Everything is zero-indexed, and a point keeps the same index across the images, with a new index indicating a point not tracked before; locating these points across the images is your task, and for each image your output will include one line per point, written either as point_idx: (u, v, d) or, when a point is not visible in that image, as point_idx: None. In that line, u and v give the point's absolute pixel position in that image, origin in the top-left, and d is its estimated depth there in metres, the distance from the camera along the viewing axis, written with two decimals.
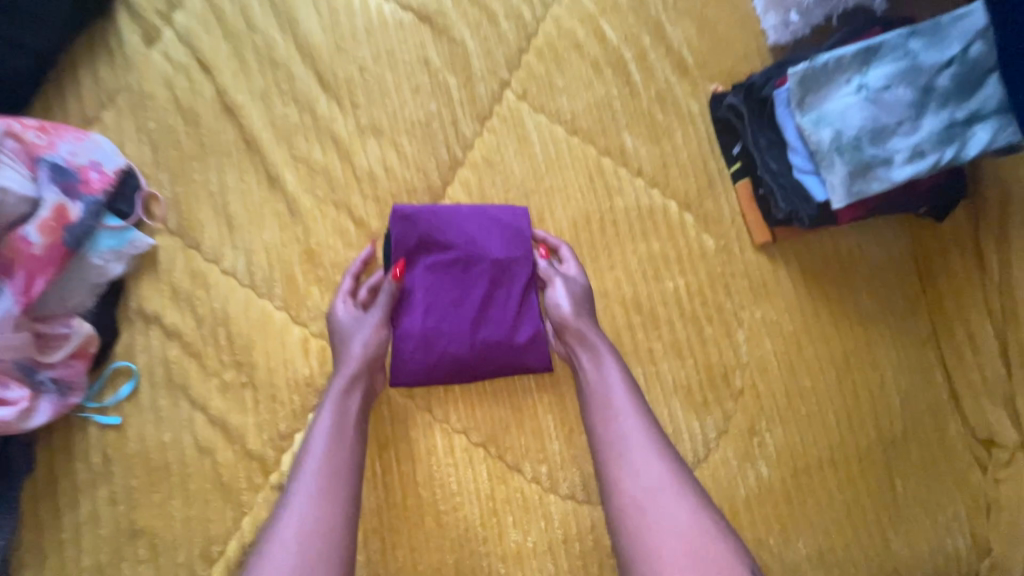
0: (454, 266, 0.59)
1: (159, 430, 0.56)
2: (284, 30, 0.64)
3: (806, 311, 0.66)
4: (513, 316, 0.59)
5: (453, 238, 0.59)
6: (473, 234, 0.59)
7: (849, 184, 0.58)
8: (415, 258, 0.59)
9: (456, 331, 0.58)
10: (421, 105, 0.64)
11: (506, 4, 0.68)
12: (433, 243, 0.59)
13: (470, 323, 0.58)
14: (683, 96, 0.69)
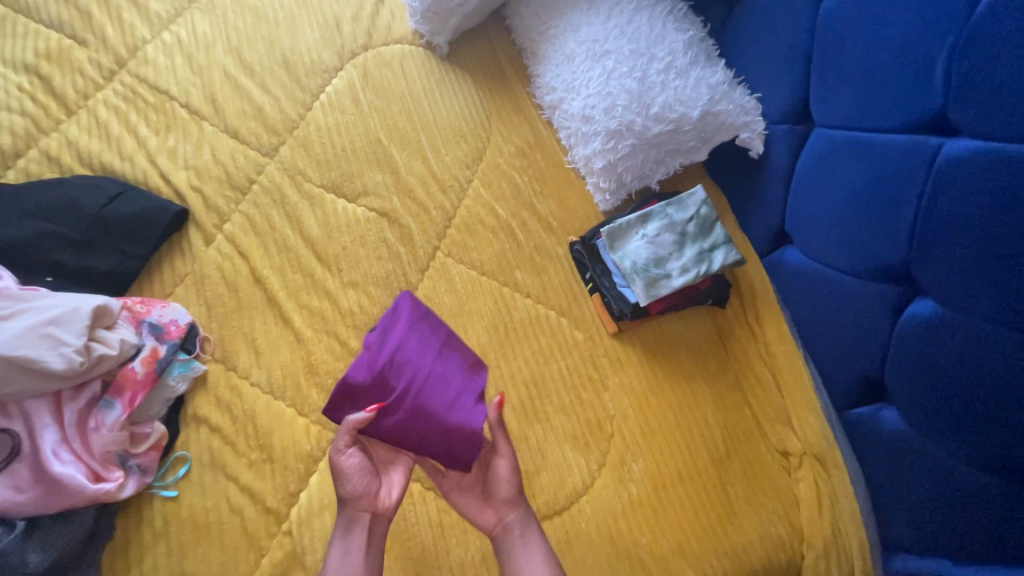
0: (417, 344, 0.80)
1: (204, 498, 0.81)
2: (294, 228, 1.02)
3: (648, 374, 0.99)
4: (448, 395, 0.79)
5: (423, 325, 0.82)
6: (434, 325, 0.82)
7: (647, 291, 0.95)
8: (392, 334, 0.80)
9: (400, 394, 0.77)
10: (383, 266, 1.01)
11: (435, 200, 1.09)
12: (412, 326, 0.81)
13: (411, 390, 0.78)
14: (552, 245, 1.08)
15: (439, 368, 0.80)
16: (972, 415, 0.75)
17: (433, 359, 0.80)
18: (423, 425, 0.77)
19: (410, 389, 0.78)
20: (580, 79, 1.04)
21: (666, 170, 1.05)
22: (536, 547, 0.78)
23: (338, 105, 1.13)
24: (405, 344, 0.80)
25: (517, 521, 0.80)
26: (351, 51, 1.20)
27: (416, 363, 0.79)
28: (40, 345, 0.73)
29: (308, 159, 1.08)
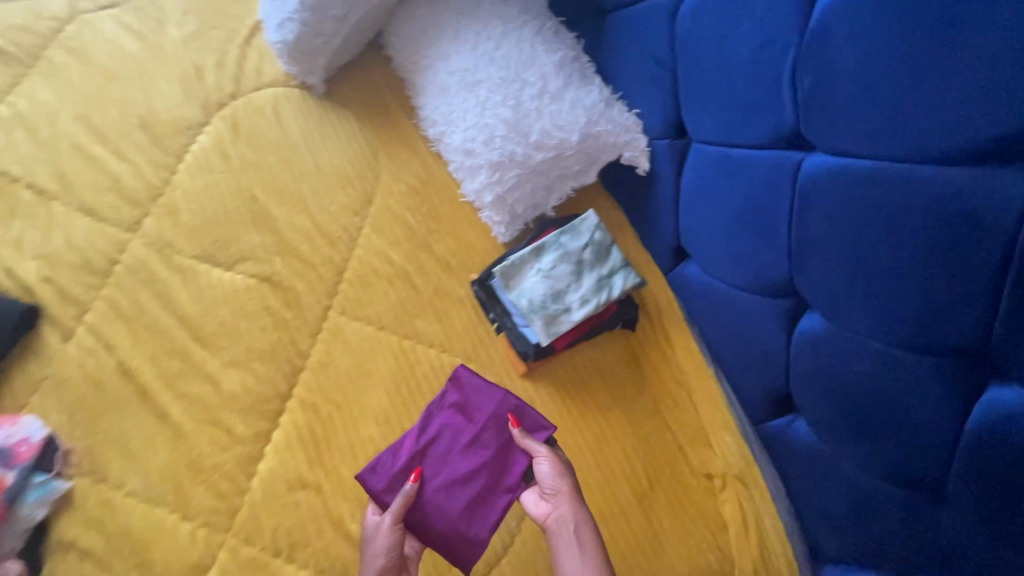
0: (455, 420, 0.84)
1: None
2: (165, 308, 0.94)
3: (562, 413, 0.95)
4: (476, 473, 0.82)
5: (469, 399, 0.85)
6: (478, 398, 0.85)
7: (547, 330, 0.91)
8: (436, 410, 0.85)
9: (432, 473, 0.82)
10: (268, 337, 0.93)
11: (322, 256, 1.02)
12: (459, 399, 0.86)
13: (442, 469, 0.82)
14: (453, 287, 1.03)
15: (473, 463, 0.82)
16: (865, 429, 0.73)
17: (466, 453, 0.83)
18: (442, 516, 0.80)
19: (438, 471, 0.82)
20: (457, 112, 0.98)
21: (559, 195, 1.01)
22: (589, 541, 0.75)
23: (207, 164, 1.05)
24: (447, 420, 0.84)
25: (570, 515, 0.76)
26: (218, 102, 1.11)
27: (450, 455, 0.82)
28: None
29: (175, 229, 0.99)
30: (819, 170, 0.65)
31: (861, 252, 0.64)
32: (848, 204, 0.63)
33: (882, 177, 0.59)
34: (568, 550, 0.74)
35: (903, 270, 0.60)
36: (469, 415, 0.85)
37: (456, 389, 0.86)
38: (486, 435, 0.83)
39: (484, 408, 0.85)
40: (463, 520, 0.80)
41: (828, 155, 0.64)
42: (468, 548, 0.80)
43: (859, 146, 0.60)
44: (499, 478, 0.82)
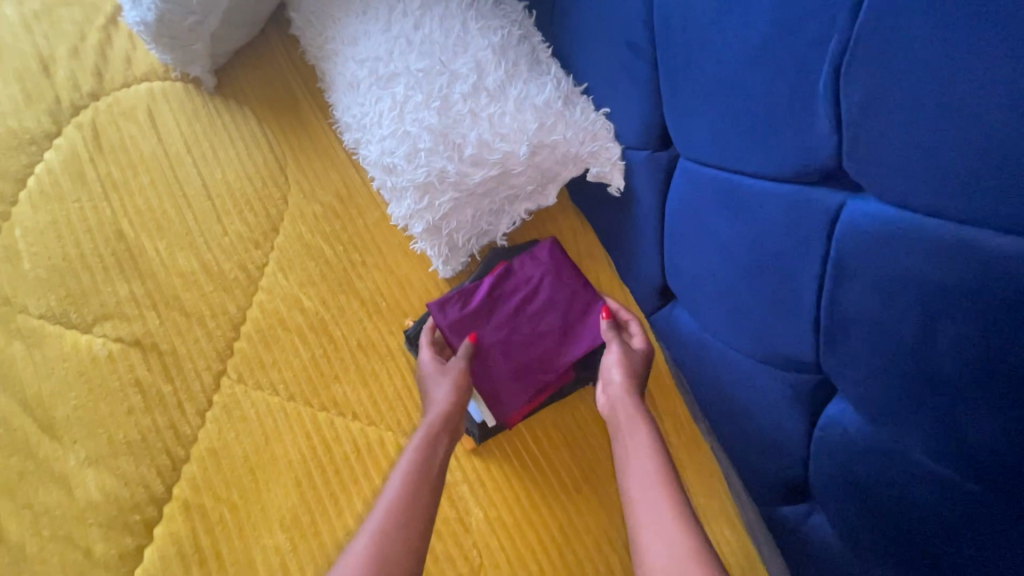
0: (536, 294, 0.77)
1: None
2: (2, 388, 0.73)
3: (521, 498, 0.76)
4: (543, 341, 0.76)
5: (555, 280, 0.77)
6: (564, 280, 0.77)
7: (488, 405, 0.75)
8: (516, 273, 0.77)
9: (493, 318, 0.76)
10: (137, 421, 0.73)
11: (212, 305, 0.80)
12: (538, 269, 0.78)
13: (501, 322, 0.76)
14: (382, 338, 0.82)
15: (571, 316, 0.77)
16: (916, 560, 0.54)
17: (553, 314, 0.76)
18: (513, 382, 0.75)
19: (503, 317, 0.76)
20: (370, 114, 0.75)
21: (512, 219, 0.78)
22: (654, 436, 0.66)
23: (57, 191, 0.81)
24: (525, 284, 0.77)
25: (634, 405, 0.69)
26: (72, 106, 0.86)
27: (567, 307, 0.77)
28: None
29: (14, 281, 0.77)
30: (873, 243, 0.43)
31: (937, 362, 0.43)
32: (920, 297, 0.42)
33: (984, 267, 0.37)
34: (629, 437, 0.67)
35: (1009, 397, 0.39)
36: (582, 277, 0.78)
37: (537, 257, 0.78)
38: (595, 292, 0.78)
39: (572, 279, 0.77)
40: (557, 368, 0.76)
41: (888, 221, 0.42)
42: (507, 397, 0.75)
43: (945, 206, 0.38)
44: (566, 348, 0.76)
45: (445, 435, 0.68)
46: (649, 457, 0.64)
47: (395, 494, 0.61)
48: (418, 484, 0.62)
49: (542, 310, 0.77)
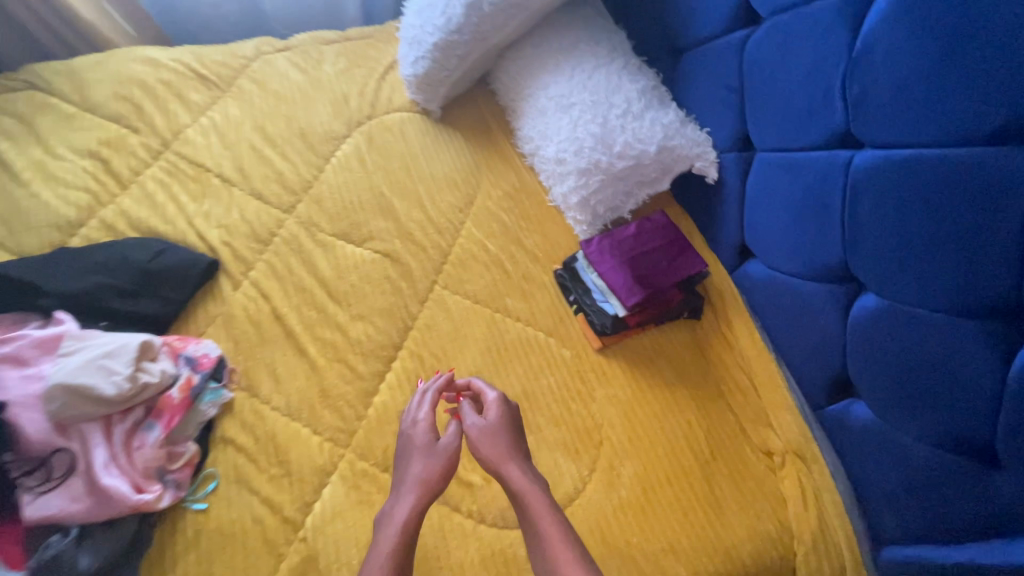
0: (650, 236, 1.11)
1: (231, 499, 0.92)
2: (310, 271, 1.16)
3: (632, 384, 1.07)
4: (653, 265, 1.08)
5: (661, 230, 1.11)
6: (668, 231, 1.11)
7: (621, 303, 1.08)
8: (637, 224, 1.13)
9: (620, 247, 1.10)
10: (386, 299, 1.13)
11: (432, 241, 1.23)
12: (651, 224, 1.12)
13: (625, 250, 1.10)
14: (539, 274, 1.20)
15: (673, 253, 1.09)
16: (931, 387, 0.78)
17: (660, 250, 1.10)
18: (643, 287, 1.06)
19: (627, 247, 1.10)
20: (553, 128, 1.20)
21: (636, 200, 1.17)
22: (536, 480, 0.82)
23: (346, 166, 1.31)
24: (643, 229, 1.12)
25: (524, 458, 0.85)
26: (357, 121, 1.39)
27: (672, 246, 1.10)
28: (82, 379, 0.85)
29: (320, 213, 1.24)
30: (873, 161, 0.78)
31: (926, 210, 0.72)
32: (898, 178, 0.75)
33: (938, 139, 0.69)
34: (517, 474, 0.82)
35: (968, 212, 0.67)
36: (683, 234, 1.13)
37: (652, 217, 1.13)
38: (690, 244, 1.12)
39: (673, 233, 1.11)
40: (665, 282, 1.07)
41: (877, 154, 0.77)
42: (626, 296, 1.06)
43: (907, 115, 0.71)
44: (668, 272, 1.08)
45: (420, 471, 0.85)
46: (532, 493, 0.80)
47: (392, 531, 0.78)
48: (410, 516, 0.79)
49: (662, 246, 1.10)
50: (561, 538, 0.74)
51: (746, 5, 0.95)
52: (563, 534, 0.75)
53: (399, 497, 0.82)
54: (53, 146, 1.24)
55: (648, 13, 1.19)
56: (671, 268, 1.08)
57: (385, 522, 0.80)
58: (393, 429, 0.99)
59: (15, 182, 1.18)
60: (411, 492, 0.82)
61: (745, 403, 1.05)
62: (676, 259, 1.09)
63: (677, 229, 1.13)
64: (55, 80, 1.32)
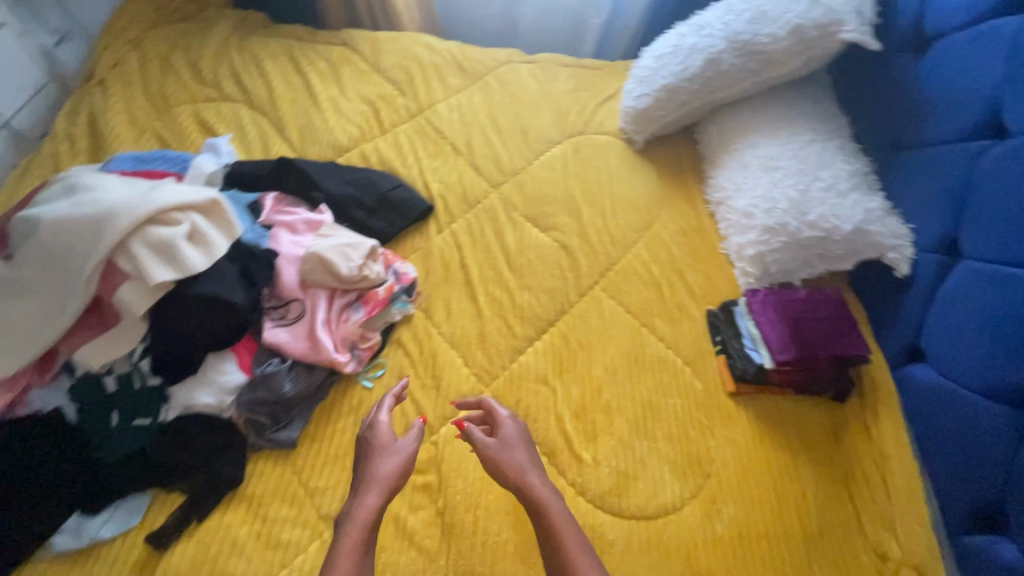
0: (820, 307, 1.14)
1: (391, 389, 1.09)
2: (498, 239, 1.35)
3: (755, 436, 1.09)
4: (815, 331, 1.10)
5: (832, 305, 1.14)
6: (839, 309, 1.13)
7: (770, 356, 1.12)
8: (810, 292, 1.17)
9: (787, 304, 1.15)
10: (553, 281, 1.28)
11: (604, 248, 1.36)
12: (823, 297, 1.15)
13: (791, 309, 1.14)
14: (693, 308, 1.27)
15: (838, 328, 1.10)
16: None
17: (825, 321, 1.11)
18: (798, 348, 1.09)
19: (794, 306, 1.14)
20: (749, 184, 1.28)
21: (812, 271, 1.20)
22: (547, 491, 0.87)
23: (552, 166, 1.50)
24: (814, 298, 1.15)
25: (536, 473, 0.90)
26: (570, 134, 1.59)
27: (839, 322, 1.11)
28: (332, 255, 1.10)
29: (519, 197, 1.44)
30: None
31: None
32: None
33: None
34: (535, 482, 0.88)
35: None
36: (854, 318, 1.13)
37: (826, 292, 1.16)
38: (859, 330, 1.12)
39: (844, 313, 1.13)
40: (822, 353, 1.08)
41: None
42: (777, 348, 1.10)
43: None
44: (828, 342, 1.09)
45: (390, 470, 0.90)
46: (550, 502, 0.85)
47: (362, 523, 0.82)
48: (373, 514, 0.84)
49: (828, 318, 1.12)
50: (578, 545, 0.80)
51: (997, 121, 0.97)
52: (580, 539, 0.81)
53: (362, 495, 0.85)
54: (346, 90, 1.60)
55: (880, 106, 1.23)
56: (833, 341, 1.09)
57: (349, 520, 0.83)
58: (529, 387, 1.11)
59: (315, 108, 1.54)
60: (376, 489, 0.86)
61: (868, 500, 1.03)
62: (839, 334, 1.10)
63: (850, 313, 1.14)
64: (362, 45, 1.70)
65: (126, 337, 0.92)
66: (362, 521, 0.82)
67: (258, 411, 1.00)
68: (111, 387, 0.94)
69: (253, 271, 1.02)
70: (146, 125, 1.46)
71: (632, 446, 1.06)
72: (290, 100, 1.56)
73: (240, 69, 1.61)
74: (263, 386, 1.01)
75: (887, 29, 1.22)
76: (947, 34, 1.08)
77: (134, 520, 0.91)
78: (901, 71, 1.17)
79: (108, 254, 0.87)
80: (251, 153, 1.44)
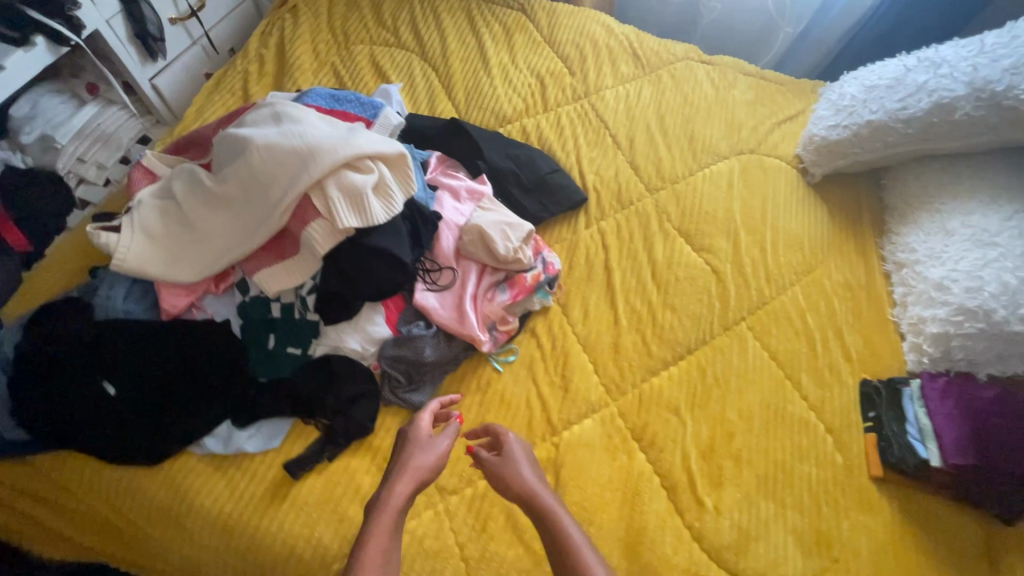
0: (1010, 411, 0.99)
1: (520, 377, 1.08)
2: (646, 247, 1.28)
3: (895, 534, 0.99)
4: (998, 438, 0.97)
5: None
6: None
7: (937, 451, 1.01)
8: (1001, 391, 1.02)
9: (968, 399, 1.03)
10: (699, 307, 1.20)
11: (757, 284, 1.26)
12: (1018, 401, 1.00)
13: (974, 405, 1.02)
14: (846, 372, 1.16)
15: None
16: None
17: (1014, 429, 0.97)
18: (977, 458, 0.97)
19: (978, 404, 1.02)
20: (951, 254, 1.14)
21: (1005, 369, 1.05)
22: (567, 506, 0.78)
23: (715, 182, 1.40)
24: (1005, 401, 1.01)
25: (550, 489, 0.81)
26: (740, 150, 1.46)
27: None
28: (493, 231, 1.08)
29: (675, 207, 1.35)
30: None
31: None
32: None
33: None
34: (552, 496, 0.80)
35: None
36: None
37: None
38: None
39: None
40: (1004, 466, 0.95)
41: None
42: (946, 444, 1.01)
43: None
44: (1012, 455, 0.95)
45: (425, 463, 0.83)
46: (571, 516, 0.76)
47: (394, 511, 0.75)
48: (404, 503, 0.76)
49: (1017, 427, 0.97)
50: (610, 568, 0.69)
51: None
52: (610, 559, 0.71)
53: (391, 484, 0.79)
54: (516, 59, 1.55)
55: None
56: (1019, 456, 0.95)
57: (377, 506, 0.75)
58: (658, 413, 1.06)
59: (484, 71, 1.51)
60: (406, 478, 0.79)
61: None
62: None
63: None
64: (539, 14, 1.64)
65: (298, 270, 0.95)
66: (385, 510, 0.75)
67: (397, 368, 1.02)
68: (276, 313, 0.99)
69: (420, 233, 1.02)
70: (325, 58, 1.49)
71: (758, 505, 0.99)
72: (462, 59, 1.53)
73: (418, 18, 1.60)
74: (406, 346, 1.02)
75: None
76: None
77: (274, 442, 0.95)
78: None
79: (306, 188, 0.89)
80: (417, 106, 1.44)
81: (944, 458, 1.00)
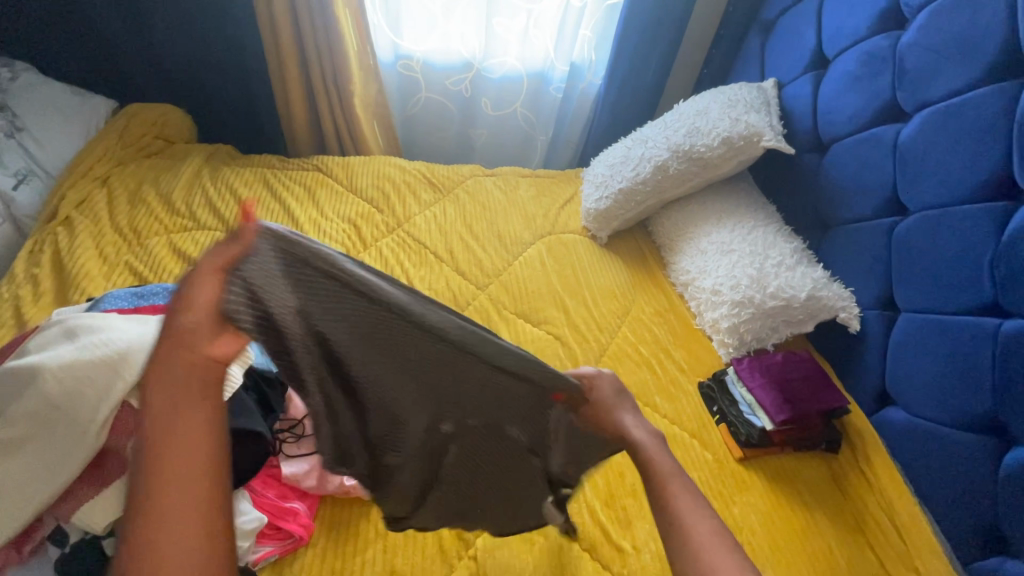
0: (799, 365, 1.29)
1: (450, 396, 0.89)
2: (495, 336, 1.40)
3: (772, 498, 1.15)
4: (801, 389, 1.24)
5: (808, 365, 1.29)
6: (813, 368, 1.29)
7: (766, 417, 1.23)
8: (789, 353, 1.32)
9: (773, 364, 1.30)
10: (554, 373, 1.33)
11: (593, 335, 1.45)
12: (799, 357, 1.31)
13: (778, 368, 1.29)
14: (685, 381, 1.36)
15: (819, 386, 1.25)
16: None
17: (807, 380, 1.26)
18: (791, 408, 1.21)
19: (779, 364, 1.29)
20: (711, 266, 1.46)
21: (780, 335, 1.36)
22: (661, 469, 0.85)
23: (531, 265, 1.61)
24: (793, 358, 1.31)
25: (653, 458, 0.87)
26: (541, 233, 1.73)
27: (818, 379, 1.26)
28: None
29: (505, 296, 1.52)
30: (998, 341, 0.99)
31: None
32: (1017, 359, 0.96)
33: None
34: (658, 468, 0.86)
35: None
36: (826, 375, 1.29)
37: (800, 353, 1.33)
38: (835, 388, 1.26)
39: (816, 370, 1.28)
40: (811, 410, 1.20)
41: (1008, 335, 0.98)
42: (773, 404, 1.22)
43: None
44: (815, 399, 1.22)
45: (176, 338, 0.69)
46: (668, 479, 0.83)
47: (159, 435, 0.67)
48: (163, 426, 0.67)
49: (808, 377, 1.26)
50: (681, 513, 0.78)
51: (896, 200, 1.22)
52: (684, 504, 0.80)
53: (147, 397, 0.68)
54: (324, 211, 1.66)
55: (802, 196, 1.49)
56: (821, 400, 1.22)
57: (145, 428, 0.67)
58: None
59: (296, 229, 1.58)
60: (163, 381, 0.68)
61: (886, 542, 1.10)
62: (822, 391, 1.24)
63: (820, 370, 1.29)
64: (335, 169, 1.80)
65: None
66: (161, 434, 0.66)
67: (246, 304, 0.71)
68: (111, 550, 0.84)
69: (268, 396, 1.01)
70: (116, 260, 1.41)
71: None
72: (270, 224, 1.59)
73: (214, 198, 1.62)
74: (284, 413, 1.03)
75: (793, 135, 1.52)
76: (841, 139, 1.36)
77: None
78: (809, 166, 1.46)
79: (125, 391, 0.84)
80: None
81: (776, 417, 1.21)
